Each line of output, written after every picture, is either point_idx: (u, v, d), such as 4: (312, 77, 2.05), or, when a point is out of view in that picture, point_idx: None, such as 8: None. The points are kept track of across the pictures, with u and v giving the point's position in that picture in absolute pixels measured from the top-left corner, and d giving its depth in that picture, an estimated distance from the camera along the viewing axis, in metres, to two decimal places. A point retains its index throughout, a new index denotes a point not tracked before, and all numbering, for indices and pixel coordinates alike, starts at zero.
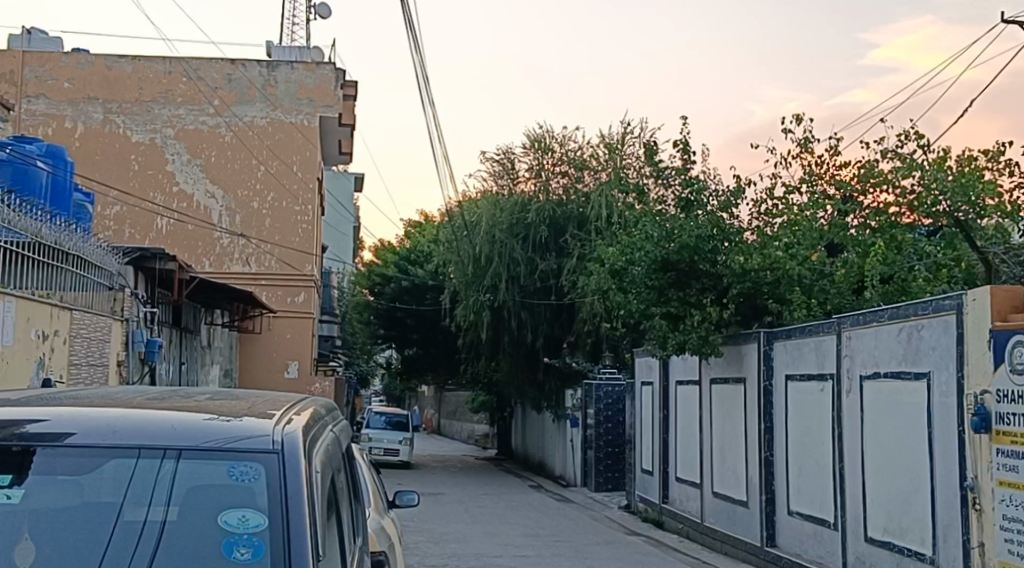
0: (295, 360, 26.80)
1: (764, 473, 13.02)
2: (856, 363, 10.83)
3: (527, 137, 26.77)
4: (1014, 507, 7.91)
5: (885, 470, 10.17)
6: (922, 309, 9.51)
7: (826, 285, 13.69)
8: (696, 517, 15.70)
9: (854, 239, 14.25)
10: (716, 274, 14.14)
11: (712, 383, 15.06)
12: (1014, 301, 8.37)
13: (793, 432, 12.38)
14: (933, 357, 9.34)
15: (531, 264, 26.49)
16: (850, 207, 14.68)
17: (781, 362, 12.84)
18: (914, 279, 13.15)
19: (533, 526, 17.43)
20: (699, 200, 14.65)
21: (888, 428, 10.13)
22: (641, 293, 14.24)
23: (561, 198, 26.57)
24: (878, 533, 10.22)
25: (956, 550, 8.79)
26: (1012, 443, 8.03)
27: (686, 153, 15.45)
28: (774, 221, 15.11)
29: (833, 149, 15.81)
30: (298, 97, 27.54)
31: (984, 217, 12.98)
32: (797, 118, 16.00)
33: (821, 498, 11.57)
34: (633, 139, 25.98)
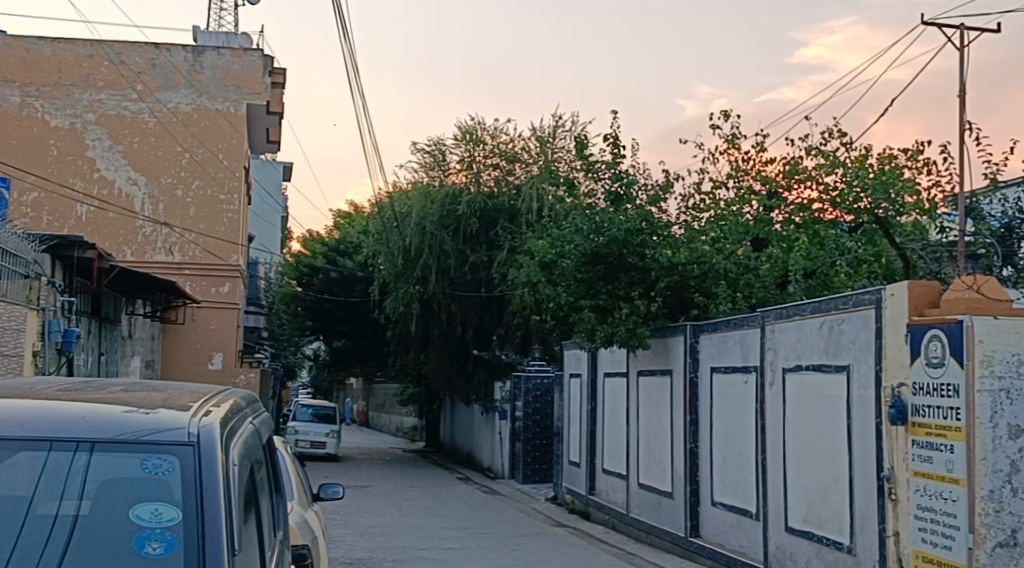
0: (219, 351, 26.35)
1: (689, 464, 13.18)
2: (779, 356, 11.01)
3: (458, 128, 26.59)
4: (928, 496, 8.10)
5: (805, 461, 10.36)
6: (842, 303, 9.71)
7: (752, 278, 13.80)
8: (622, 509, 15.82)
9: (778, 234, 14.21)
10: (644, 268, 14.16)
11: (639, 375, 15.17)
12: (931, 297, 8.54)
13: (717, 422, 12.55)
14: (853, 350, 9.53)
15: (461, 256, 26.52)
16: (775, 203, 14.93)
17: (706, 355, 13.00)
18: (835, 274, 13.41)
19: (460, 518, 17.41)
20: (627, 195, 14.83)
21: (809, 419, 10.32)
22: (571, 286, 14.25)
23: (492, 190, 26.52)
24: (798, 523, 10.41)
25: (873, 539, 9.01)
26: (927, 435, 8.20)
27: (616, 147, 15.55)
28: (702, 216, 15.37)
29: (759, 146, 16.06)
30: (224, 84, 27.09)
31: (903, 214, 13.36)
32: (725, 114, 16.22)
33: (743, 489, 11.77)
34: (565, 132, 26.11)
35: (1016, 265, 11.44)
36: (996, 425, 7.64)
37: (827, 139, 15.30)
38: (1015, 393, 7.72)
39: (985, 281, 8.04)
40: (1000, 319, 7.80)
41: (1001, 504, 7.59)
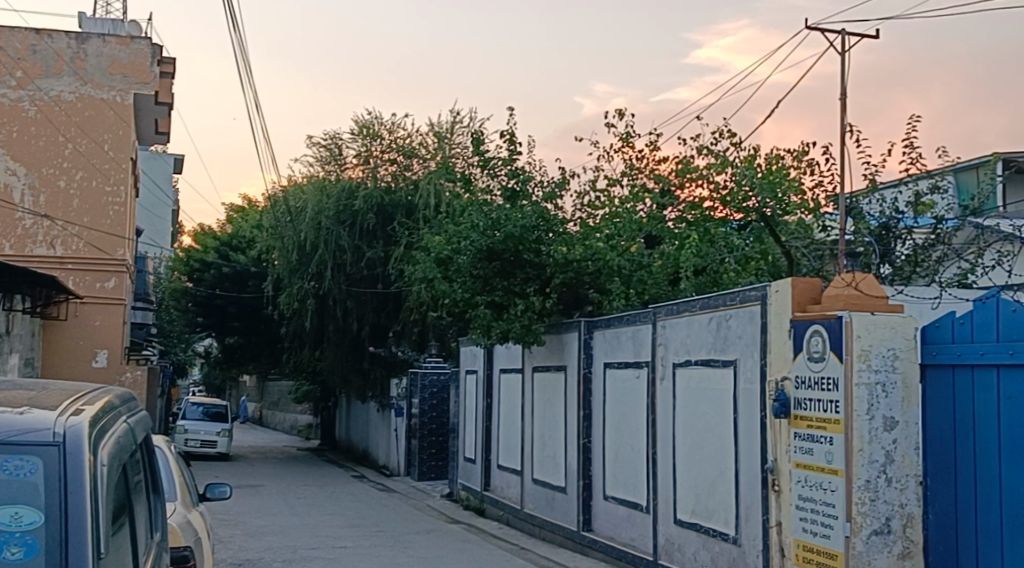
0: (104, 348, 24.47)
1: (582, 458, 13.29)
2: (670, 352, 11.20)
3: (355, 122, 26.42)
4: (809, 487, 8.33)
5: (694, 454, 10.56)
6: (730, 299, 9.92)
7: (644, 276, 13.97)
8: (516, 504, 15.90)
9: (670, 233, 14.44)
10: (540, 264, 14.23)
11: (535, 371, 15.25)
12: (812, 292, 8.76)
13: (611, 417, 12.68)
14: (740, 345, 9.75)
15: (357, 251, 26.26)
16: (668, 201, 15.22)
17: (600, 351, 13.13)
18: (725, 271, 13.63)
19: (354, 516, 17.28)
20: (524, 192, 14.90)
21: (698, 414, 10.51)
22: (467, 283, 14.28)
23: (389, 185, 26.33)
24: (686, 515, 10.60)
25: (757, 530, 9.24)
26: (808, 427, 8.42)
27: (512, 144, 15.60)
28: (596, 213, 15.50)
29: (652, 144, 16.32)
30: (110, 72, 25.25)
31: (789, 214, 13.74)
32: (620, 112, 16.36)
33: (635, 483, 11.92)
34: (463, 128, 26.17)
35: (893, 263, 11.86)
36: (872, 417, 7.85)
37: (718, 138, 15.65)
38: (892, 386, 7.91)
39: (864, 278, 8.26)
40: (878, 315, 8.01)
41: (876, 493, 7.80)
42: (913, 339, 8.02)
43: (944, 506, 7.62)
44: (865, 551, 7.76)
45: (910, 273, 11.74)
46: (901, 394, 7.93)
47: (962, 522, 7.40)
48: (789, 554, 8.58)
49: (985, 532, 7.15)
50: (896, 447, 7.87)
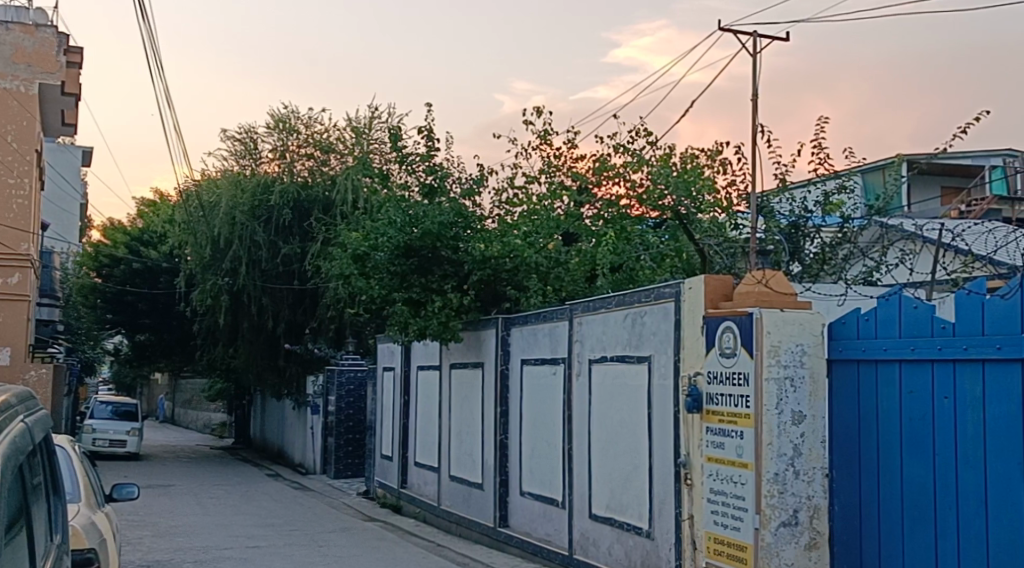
0: (7, 346, 23.41)
1: (499, 455, 13.31)
2: (586, 348, 11.28)
3: (271, 116, 26.02)
4: (720, 480, 8.46)
5: (608, 449, 10.66)
6: (645, 295, 10.01)
7: (561, 273, 14.02)
8: (433, 500, 15.88)
9: (588, 230, 14.87)
10: (458, 260, 14.18)
11: (452, 368, 15.21)
12: (725, 289, 8.89)
13: (527, 414, 12.72)
14: (654, 341, 9.85)
15: (273, 247, 25.91)
16: (585, 199, 15.42)
17: (517, 347, 13.17)
18: (641, 268, 13.75)
19: (268, 515, 17.08)
20: (441, 188, 14.86)
21: (613, 409, 10.59)
22: (383, 279, 14.15)
23: (306, 180, 26.07)
24: (600, 509, 10.69)
25: (669, 523, 9.36)
26: (720, 421, 8.54)
27: (430, 140, 15.52)
28: (514, 210, 15.49)
29: (570, 141, 16.41)
30: (13, 61, 23.71)
31: (704, 212, 14.12)
32: (537, 109, 16.46)
33: (551, 478, 11.98)
34: (381, 124, 26.05)
35: (802, 261, 12.03)
36: (781, 411, 7.98)
37: (634, 137, 15.88)
38: (800, 381, 8.05)
39: (774, 275, 8.40)
40: (787, 311, 8.15)
41: (784, 486, 7.94)
42: (821, 335, 8.16)
43: (849, 497, 7.81)
44: (773, 542, 7.89)
45: (819, 270, 11.88)
46: (809, 388, 8.08)
47: (866, 514, 7.60)
48: (701, 546, 8.72)
49: (887, 523, 7.37)
50: (804, 440, 8.02)
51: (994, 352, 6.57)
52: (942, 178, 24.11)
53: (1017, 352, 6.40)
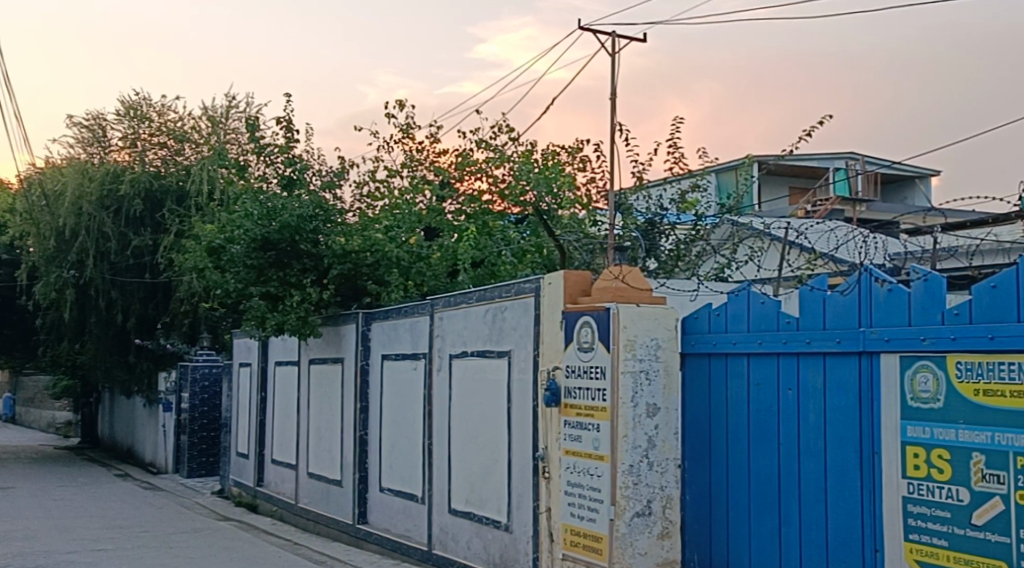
0: None
1: (358, 451, 13.19)
2: (446, 343, 11.28)
3: (120, 102, 25.38)
4: (577, 473, 8.56)
5: (467, 443, 10.69)
6: (505, 291, 10.06)
7: (423, 267, 13.83)
8: (290, 499, 15.61)
9: (450, 225, 14.87)
10: (317, 255, 13.97)
11: (311, 364, 14.99)
12: (584, 285, 9.00)
13: (387, 409, 12.64)
14: (514, 336, 9.91)
15: (122, 239, 24.98)
16: (447, 193, 15.43)
17: (376, 342, 13.08)
18: (502, 263, 13.89)
19: (116, 517, 16.48)
20: (300, 180, 14.65)
21: (473, 404, 10.62)
22: (240, 273, 13.74)
23: (159, 170, 25.44)
24: (459, 504, 10.72)
25: (527, 516, 9.43)
26: (577, 415, 8.65)
27: (289, 131, 15.25)
28: (376, 204, 15.39)
29: (433, 136, 16.39)
30: None
31: (565, 209, 14.38)
32: (399, 102, 16.43)
33: (410, 474, 11.94)
34: (238, 114, 25.71)
35: (658, 257, 12.28)
36: (636, 404, 8.09)
37: (497, 133, 15.97)
38: (654, 374, 8.17)
39: (631, 271, 8.50)
40: (643, 306, 8.25)
41: (638, 478, 8.04)
42: (675, 329, 8.30)
43: (700, 487, 8.03)
44: (627, 533, 7.99)
45: (674, 266, 12.16)
46: (663, 381, 8.20)
47: (715, 502, 7.84)
48: (557, 538, 8.84)
49: (736, 511, 7.63)
50: (657, 432, 8.14)
51: (835, 346, 6.83)
52: (791, 178, 25.08)
53: (856, 345, 6.67)
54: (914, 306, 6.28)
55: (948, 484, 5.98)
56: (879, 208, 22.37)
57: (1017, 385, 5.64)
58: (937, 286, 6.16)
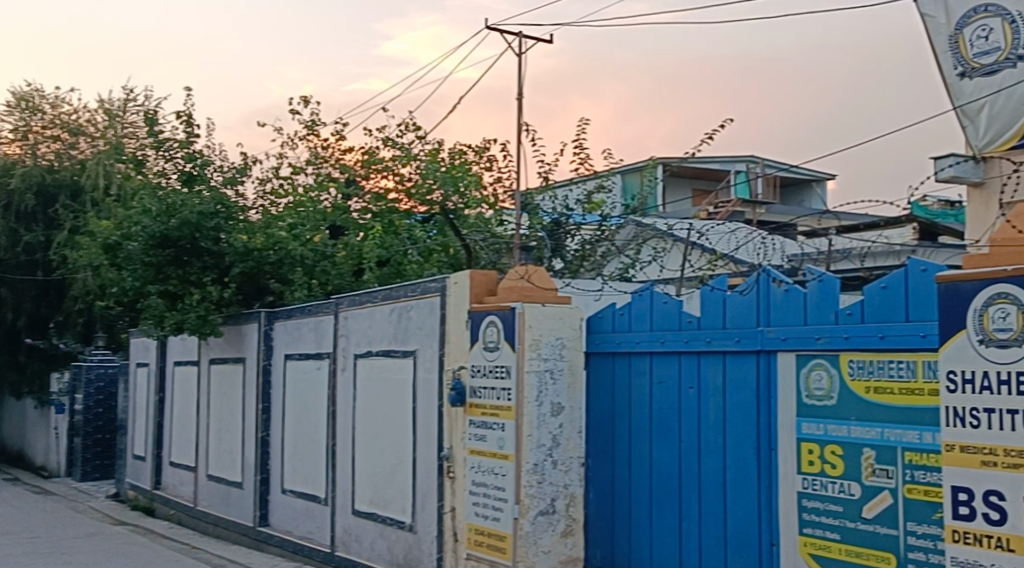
0: None
1: (260, 452, 12.97)
2: (351, 342, 11.16)
3: (11, 94, 24.59)
4: (482, 472, 8.56)
5: (371, 444, 10.60)
6: (411, 290, 10.00)
7: (327, 265, 13.84)
8: (189, 502, 15.28)
9: (356, 223, 14.84)
10: (218, 252, 13.69)
11: (211, 364, 14.70)
12: (489, 285, 9.00)
13: (290, 409, 12.45)
14: (419, 336, 9.87)
15: (13, 236, 24.10)
16: (353, 191, 15.36)
17: (280, 342, 12.88)
18: (408, 262, 13.81)
19: (4, 523, 15.91)
20: (201, 176, 14.32)
21: (377, 404, 10.55)
22: (136, 270, 13.43)
23: (52, 163, 24.66)
24: (363, 505, 10.62)
25: (431, 516, 9.40)
26: (482, 414, 8.64)
27: (189, 126, 14.93)
28: (279, 202, 15.18)
29: (339, 133, 16.25)
30: None
31: (471, 208, 14.36)
32: (304, 99, 16.25)
33: (313, 475, 11.78)
34: (136, 107, 25.12)
35: (564, 257, 12.35)
36: (541, 403, 8.12)
37: (404, 131, 15.89)
38: (559, 373, 8.22)
39: (536, 271, 8.53)
40: (548, 306, 8.28)
41: (543, 476, 8.07)
42: (579, 328, 8.36)
43: (603, 485, 8.10)
44: (531, 531, 8.02)
45: (579, 266, 12.27)
46: (568, 380, 8.25)
47: (618, 499, 7.93)
48: (462, 537, 8.83)
49: (638, 508, 7.72)
50: (562, 431, 8.18)
51: (734, 345, 6.96)
52: (694, 181, 25.52)
53: (754, 344, 6.80)
54: (810, 307, 6.44)
55: (841, 479, 6.15)
56: (781, 210, 22.87)
57: (906, 382, 5.81)
58: (832, 287, 6.33)
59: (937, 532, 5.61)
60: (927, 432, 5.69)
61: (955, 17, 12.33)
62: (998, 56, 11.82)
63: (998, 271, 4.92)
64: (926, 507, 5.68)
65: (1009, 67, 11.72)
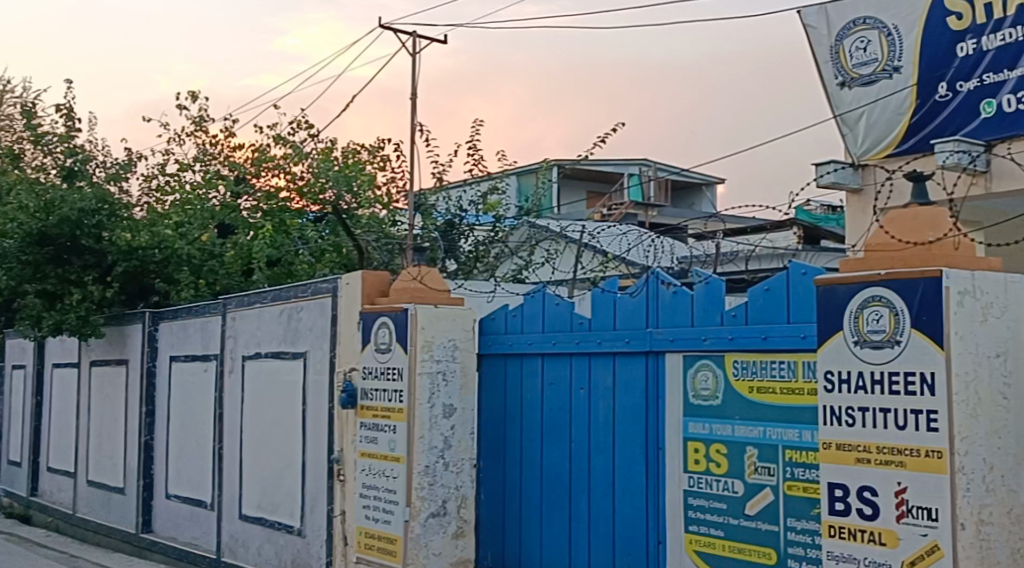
0: None
1: (143, 457, 12.63)
2: (239, 344, 10.96)
3: None
4: (372, 475, 8.48)
5: (260, 447, 10.42)
6: (301, 290, 9.88)
7: (216, 265, 13.59)
8: (67, 509, 14.79)
9: (245, 222, 14.43)
10: (100, 251, 13.27)
11: (92, 365, 14.27)
12: (382, 285, 8.92)
13: (175, 412, 12.16)
14: (309, 337, 9.75)
15: None
16: (243, 189, 14.95)
17: (165, 343, 12.58)
18: (298, 262, 13.68)
19: None
20: (82, 171, 13.92)
21: (266, 406, 10.38)
22: (13, 269, 12.93)
23: None
24: (250, 510, 10.45)
25: (321, 520, 9.29)
26: (373, 417, 8.58)
27: (70, 119, 14.46)
28: (165, 198, 14.82)
29: (227, 130, 15.92)
30: None
31: (364, 208, 14.24)
32: (191, 94, 15.89)
33: (199, 479, 11.53)
34: (12, 98, 24.24)
35: (457, 258, 12.41)
36: (433, 405, 8.09)
37: (296, 128, 15.69)
38: (451, 375, 8.20)
39: (429, 272, 8.44)
40: (441, 307, 8.25)
41: (434, 478, 8.04)
42: (472, 329, 8.37)
43: (494, 486, 8.13)
44: (421, 534, 7.97)
45: (473, 267, 12.32)
46: (460, 381, 8.25)
47: (509, 500, 7.96)
48: (351, 541, 8.76)
49: (529, 508, 7.77)
50: (454, 433, 8.17)
51: (623, 346, 7.05)
52: (588, 183, 25.85)
53: (643, 345, 6.90)
54: (697, 308, 6.56)
55: (725, 477, 6.29)
56: (672, 213, 23.29)
57: (787, 382, 5.97)
58: (718, 289, 6.46)
59: (815, 527, 5.78)
60: (806, 430, 5.85)
61: (834, 29, 12.67)
62: (875, 68, 12.39)
63: (872, 274, 5.08)
64: (805, 503, 5.84)
65: (885, 78, 12.27)
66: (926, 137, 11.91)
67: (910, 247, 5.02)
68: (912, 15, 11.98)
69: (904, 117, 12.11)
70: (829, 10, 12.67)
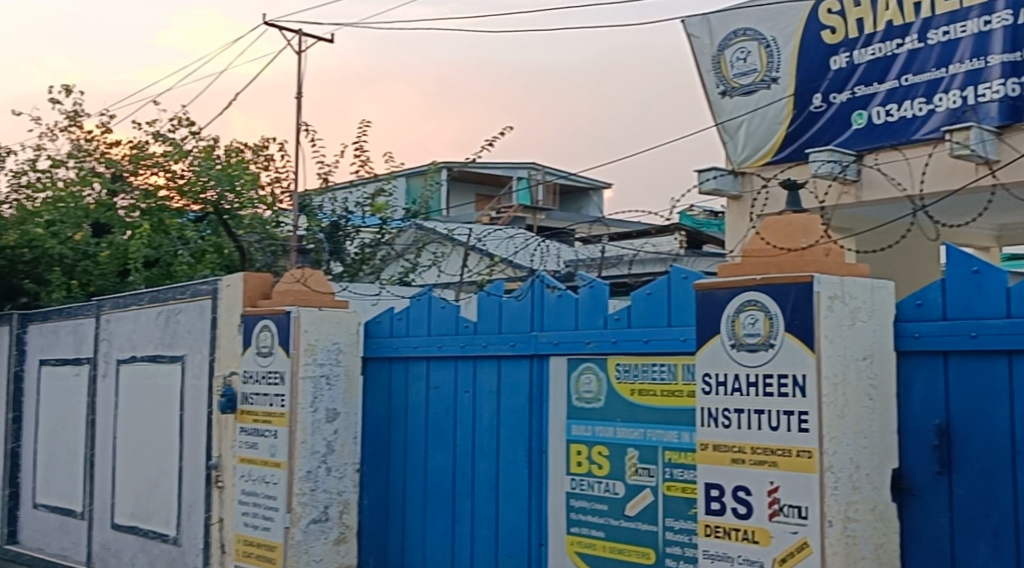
0: None
1: (9, 465, 12.14)
2: (114, 347, 10.62)
3: None
4: (252, 481, 8.31)
5: (134, 453, 10.11)
6: (179, 293, 9.62)
7: (89, 265, 13.41)
8: None
9: (122, 221, 13.92)
10: None
11: None
12: (264, 288, 8.76)
13: (44, 418, 11.72)
14: (187, 340, 9.51)
15: None
16: (119, 187, 14.40)
17: (34, 346, 12.10)
18: (177, 262, 13.36)
19: None
20: None
21: (141, 411, 10.09)
22: None
23: None
24: (124, 518, 10.14)
25: (198, 527, 9.06)
26: (253, 421, 8.40)
27: None
28: (36, 196, 14.19)
29: (103, 125, 15.42)
30: None
31: (247, 208, 13.98)
32: (65, 88, 15.34)
33: (69, 487, 11.14)
34: None
35: (343, 260, 12.24)
36: (316, 409, 7.96)
37: (177, 125, 15.28)
38: (334, 379, 8.09)
39: (313, 274, 8.33)
40: (324, 310, 8.14)
41: (316, 483, 7.91)
42: (356, 333, 8.27)
43: (377, 490, 8.06)
44: (302, 540, 7.83)
45: (358, 269, 12.21)
46: (343, 385, 8.14)
47: (392, 504, 7.90)
48: (229, 549, 8.57)
49: (412, 512, 7.72)
50: (336, 437, 8.05)
51: (508, 349, 7.06)
52: (477, 186, 25.95)
53: (527, 348, 6.92)
54: (581, 312, 6.61)
55: (606, 478, 6.36)
56: (559, 217, 23.50)
57: (667, 384, 6.06)
58: (601, 293, 6.52)
59: (691, 528, 5.88)
60: (685, 432, 5.95)
61: (717, 39, 12.91)
62: (754, 78, 12.71)
63: (748, 279, 5.19)
64: (684, 504, 5.94)
65: (765, 88, 12.60)
66: (801, 145, 12.26)
67: (784, 253, 5.16)
68: (789, 27, 12.33)
69: (780, 127, 12.49)
70: (712, 21, 12.92)
